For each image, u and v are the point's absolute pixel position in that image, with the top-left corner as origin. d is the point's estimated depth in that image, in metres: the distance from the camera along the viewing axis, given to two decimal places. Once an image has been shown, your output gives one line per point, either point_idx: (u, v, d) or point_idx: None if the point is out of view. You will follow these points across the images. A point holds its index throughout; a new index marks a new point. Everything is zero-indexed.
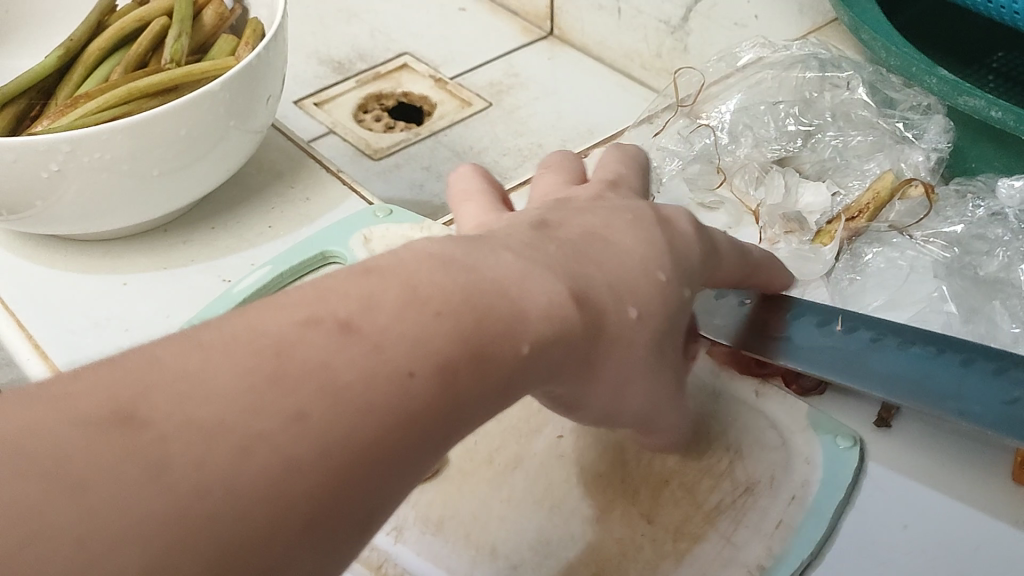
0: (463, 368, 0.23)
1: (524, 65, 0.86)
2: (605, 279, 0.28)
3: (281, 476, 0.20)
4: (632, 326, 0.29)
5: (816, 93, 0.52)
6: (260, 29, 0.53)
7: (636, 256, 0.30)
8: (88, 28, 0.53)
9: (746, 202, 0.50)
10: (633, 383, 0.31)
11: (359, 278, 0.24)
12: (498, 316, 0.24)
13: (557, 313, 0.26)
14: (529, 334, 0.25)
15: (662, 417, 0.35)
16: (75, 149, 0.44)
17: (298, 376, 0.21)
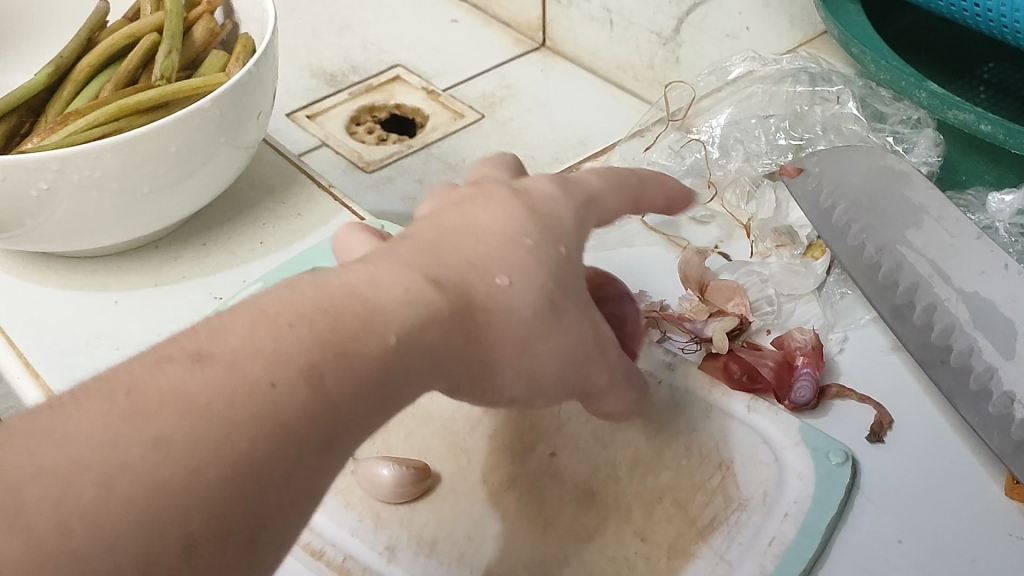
0: (331, 367, 0.24)
1: (516, 77, 0.86)
2: (464, 261, 0.29)
3: (152, 501, 0.21)
4: (504, 294, 0.29)
5: (806, 107, 0.51)
6: (250, 44, 0.53)
7: (496, 230, 0.31)
8: (77, 44, 0.53)
9: (737, 216, 0.51)
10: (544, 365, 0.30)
11: (282, 325, 0.24)
12: (354, 313, 0.25)
13: (421, 303, 0.27)
14: (393, 326, 0.26)
15: (601, 382, 0.33)
16: (64, 167, 0.44)
17: (152, 407, 0.22)
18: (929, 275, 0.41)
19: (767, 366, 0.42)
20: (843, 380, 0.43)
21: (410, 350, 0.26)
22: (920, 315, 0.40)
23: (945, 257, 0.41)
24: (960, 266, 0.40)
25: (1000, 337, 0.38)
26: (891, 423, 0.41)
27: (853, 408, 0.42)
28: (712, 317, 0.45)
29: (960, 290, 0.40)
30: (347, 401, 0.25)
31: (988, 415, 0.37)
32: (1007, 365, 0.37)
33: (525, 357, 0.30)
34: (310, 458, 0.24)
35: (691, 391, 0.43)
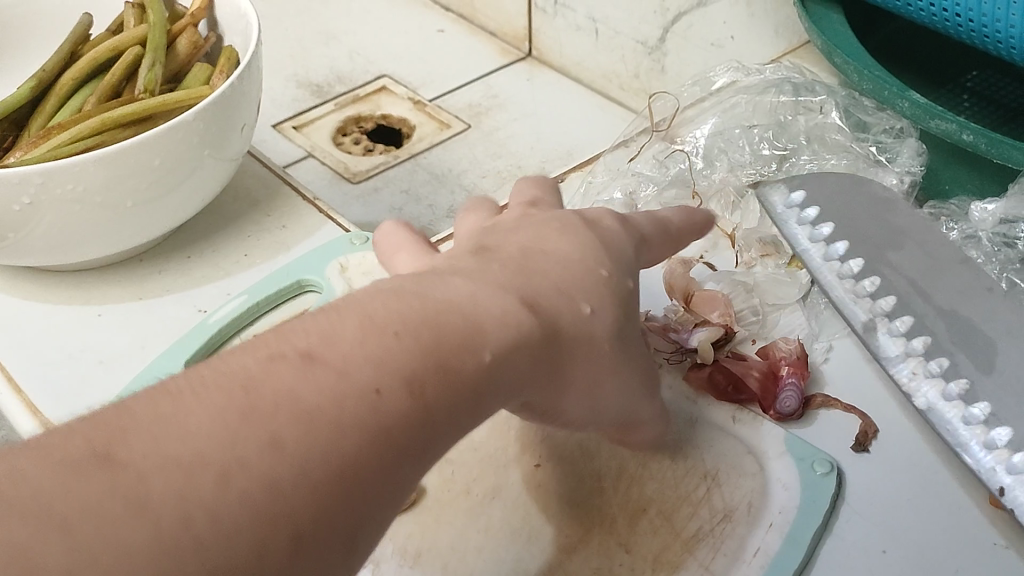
0: (429, 380, 0.25)
1: (503, 87, 0.86)
2: (551, 285, 0.30)
3: (264, 501, 0.21)
4: (588, 321, 0.31)
5: (790, 117, 0.51)
6: (234, 57, 0.53)
7: (575, 258, 0.32)
8: (60, 57, 0.53)
9: (722, 225, 0.51)
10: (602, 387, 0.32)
11: (388, 334, 0.25)
12: (455, 329, 0.26)
13: (514, 321, 0.28)
14: (490, 344, 0.27)
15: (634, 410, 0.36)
16: (47, 181, 0.44)
17: (267, 406, 0.23)
18: (909, 294, 0.41)
19: (753, 376, 0.42)
20: (829, 390, 0.43)
21: (510, 368, 0.28)
22: (897, 326, 0.40)
23: (927, 279, 0.41)
24: (947, 289, 0.40)
25: (979, 354, 0.38)
26: (875, 432, 0.41)
27: (838, 416, 0.42)
28: (697, 328, 0.45)
29: (943, 309, 0.40)
30: (439, 406, 0.25)
31: (964, 424, 0.37)
32: (983, 378, 0.37)
33: (588, 384, 0.32)
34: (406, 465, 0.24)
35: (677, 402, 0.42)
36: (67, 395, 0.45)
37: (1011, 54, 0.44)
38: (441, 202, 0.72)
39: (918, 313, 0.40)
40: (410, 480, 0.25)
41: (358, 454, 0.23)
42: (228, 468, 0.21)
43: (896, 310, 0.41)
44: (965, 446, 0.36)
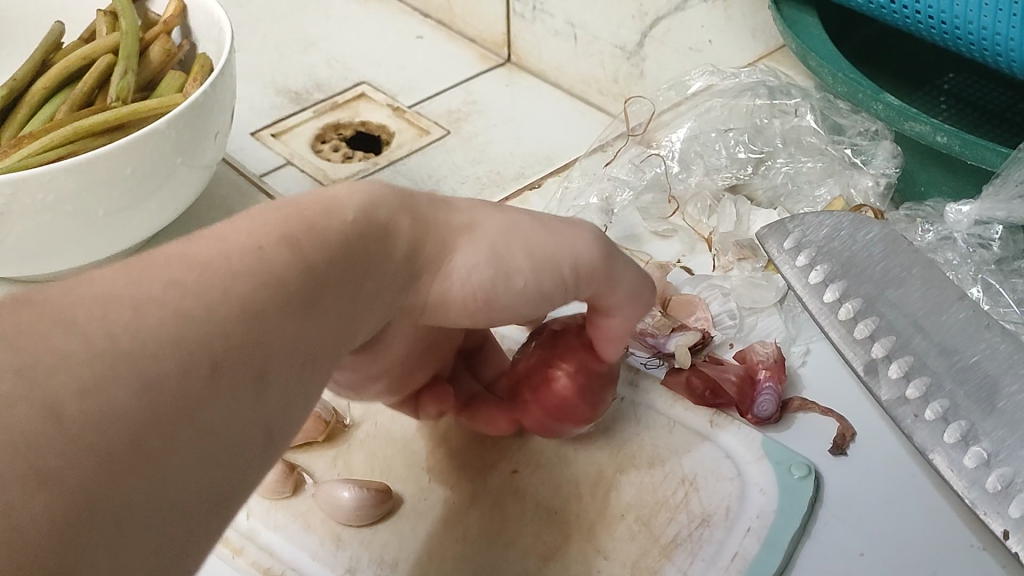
0: (302, 235, 0.27)
1: (481, 93, 0.86)
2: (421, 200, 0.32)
3: (178, 322, 0.23)
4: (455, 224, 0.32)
5: (766, 120, 0.51)
6: (208, 65, 0.53)
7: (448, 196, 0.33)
8: (32, 67, 0.53)
9: (699, 229, 0.51)
10: (513, 254, 0.32)
11: (253, 215, 0.27)
12: (315, 206, 0.29)
13: (368, 196, 0.30)
14: (346, 209, 0.29)
15: (591, 269, 0.33)
16: (17, 192, 0.44)
17: (157, 261, 0.24)
18: (910, 333, 0.39)
19: (730, 381, 0.42)
20: (805, 393, 0.43)
21: (383, 245, 0.30)
22: (895, 368, 0.39)
23: (928, 316, 0.39)
24: (945, 324, 0.39)
25: (981, 394, 0.37)
26: (853, 434, 0.41)
27: (816, 418, 0.42)
28: (675, 332, 0.45)
29: (941, 346, 0.39)
30: (323, 268, 0.27)
31: (965, 468, 0.36)
32: (985, 419, 0.36)
33: (487, 251, 0.31)
34: (297, 320, 0.26)
35: (655, 408, 0.42)
36: None
37: (984, 56, 0.44)
38: None
39: (916, 355, 0.39)
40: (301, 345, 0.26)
41: (254, 294, 0.25)
42: (139, 302, 0.23)
43: (894, 351, 0.39)
44: (970, 494, 0.35)
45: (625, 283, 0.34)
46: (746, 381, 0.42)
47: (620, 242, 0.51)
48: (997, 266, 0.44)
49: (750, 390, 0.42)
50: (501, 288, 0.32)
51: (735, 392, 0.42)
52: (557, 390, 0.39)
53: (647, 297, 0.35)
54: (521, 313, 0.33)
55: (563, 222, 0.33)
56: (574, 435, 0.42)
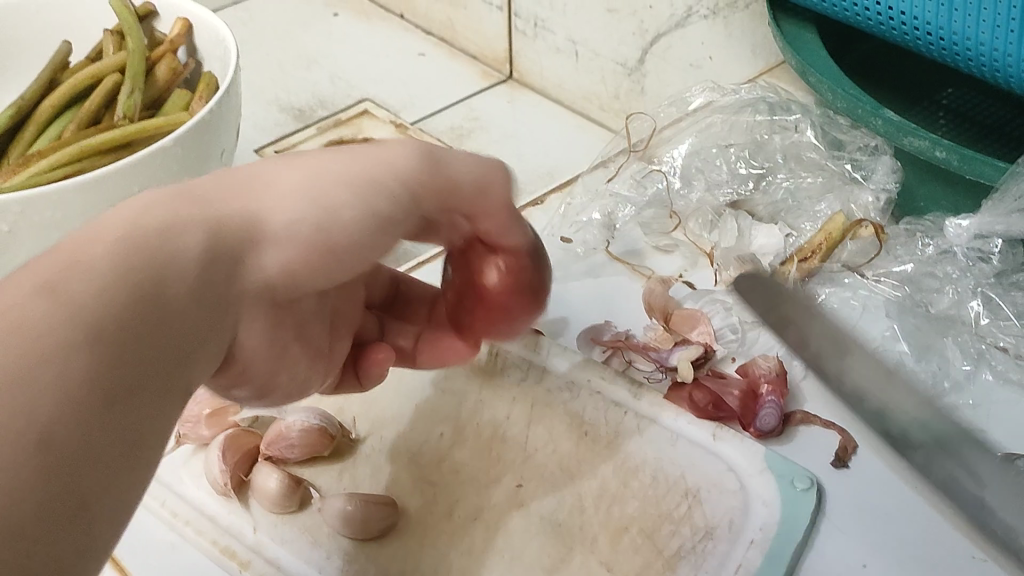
0: (73, 280, 0.25)
1: (483, 109, 0.88)
2: (215, 182, 0.30)
3: None
4: (265, 195, 0.30)
5: (767, 136, 0.51)
6: (213, 84, 0.53)
7: (253, 165, 0.31)
8: (39, 85, 0.53)
9: (700, 244, 0.51)
10: (331, 192, 0.30)
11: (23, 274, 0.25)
12: (93, 240, 0.26)
13: (152, 207, 0.27)
14: (129, 227, 0.26)
15: (412, 176, 0.31)
16: (25, 210, 0.44)
17: None
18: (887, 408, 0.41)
19: (733, 395, 0.43)
20: (808, 407, 0.43)
21: (182, 246, 0.27)
22: (885, 444, 0.41)
23: (903, 392, 0.42)
24: (916, 402, 0.41)
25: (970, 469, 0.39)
26: (855, 448, 0.41)
27: (819, 431, 0.42)
28: (677, 346, 0.45)
29: (923, 424, 0.40)
30: (106, 304, 0.25)
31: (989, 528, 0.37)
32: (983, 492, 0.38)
33: (303, 197, 0.30)
34: (90, 367, 0.24)
35: (657, 422, 0.43)
36: None
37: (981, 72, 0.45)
38: None
39: (883, 409, 0.41)
40: (116, 379, 0.25)
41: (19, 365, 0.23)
42: None
43: (880, 426, 0.41)
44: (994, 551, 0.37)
45: (461, 171, 0.32)
46: (749, 398, 0.43)
47: (622, 257, 0.51)
48: (996, 280, 0.45)
49: (752, 408, 0.42)
50: (331, 227, 0.30)
51: (738, 409, 0.42)
52: (491, 288, 0.36)
53: (501, 181, 0.33)
54: (369, 252, 0.32)
55: (375, 151, 0.31)
56: (577, 450, 0.42)
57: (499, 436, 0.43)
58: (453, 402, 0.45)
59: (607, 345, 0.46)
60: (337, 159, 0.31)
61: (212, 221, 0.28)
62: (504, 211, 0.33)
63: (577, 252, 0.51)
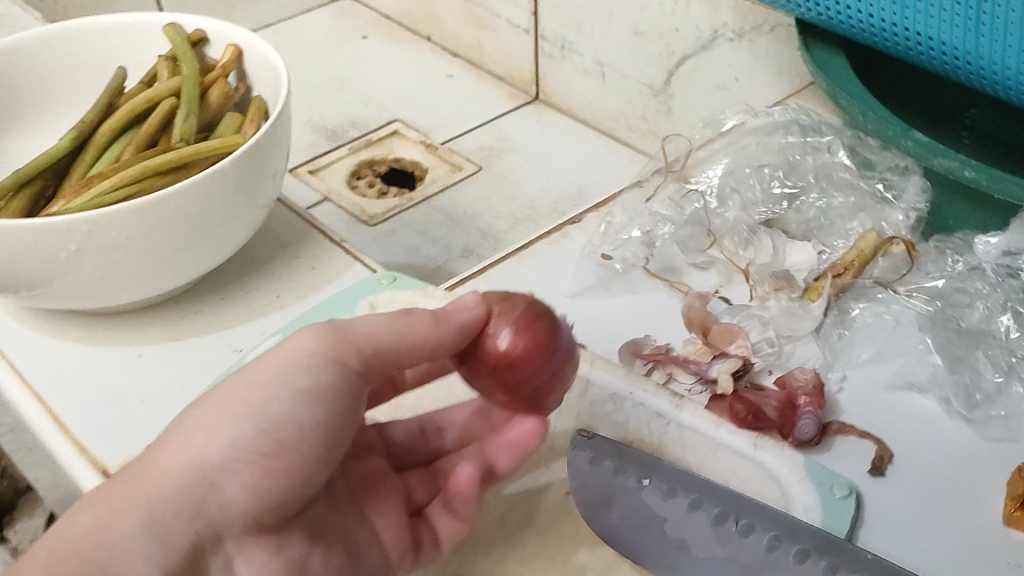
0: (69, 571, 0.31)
1: (513, 130, 0.92)
2: (178, 427, 0.35)
3: None
4: (215, 427, 0.34)
5: (799, 157, 0.53)
6: (263, 107, 0.55)
7: (205, 395, 0.36)
8: (98, 109, 0.55)
9: (736, 261, 0.52)
10: (267, 407, 0.35)
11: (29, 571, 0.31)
12: (83, 533, 0.32)
13: (126, 484, 0.33)
14: (107, 513, 0.33)
15: (323, 348, 0.36)
16: (92, 229, 0.46)
17: None
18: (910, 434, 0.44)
19: (772, 405, 0.45)
20: (845, 418, 0.45)
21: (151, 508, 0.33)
22: (916, 457, 0.43)
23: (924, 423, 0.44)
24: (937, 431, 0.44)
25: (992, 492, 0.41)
26: (891, 457, 0.43)
27: (856, 441, 0.44)
28: (717, 358, 0.47)
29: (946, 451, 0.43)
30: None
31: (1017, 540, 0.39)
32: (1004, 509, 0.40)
33: (248, 421, 0.35)
34: None
35: (699, 431, 0.44)
36: (117, 440, 0.46)
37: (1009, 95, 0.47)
38: (455, 243, 0.79)
39: (911, 432, 0.44)
40: None
41: None
42: None
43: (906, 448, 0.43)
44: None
45: (361, 326, 0.37)
46: (787, 407, 0.45)
47: (660, 273, 0.53)
48: None
49: (792, 417, 0.44)
50: (277, 435, 0.35)
51: (777, 417, 0.44)
52: (511, 352, 0.38)
53: (421, 317, 0.38)
54: (322, 433, 0.36)
55: (272, 351, 0.36)
56: None
57: (548, 445, 0.45)
58: None
59: (648, 359, 0.48)
60: (274, 363, 0.36)
61: (153, 503, 0.33)
62: (430, 328, 0.38)
63: (616, 270, 0.53)
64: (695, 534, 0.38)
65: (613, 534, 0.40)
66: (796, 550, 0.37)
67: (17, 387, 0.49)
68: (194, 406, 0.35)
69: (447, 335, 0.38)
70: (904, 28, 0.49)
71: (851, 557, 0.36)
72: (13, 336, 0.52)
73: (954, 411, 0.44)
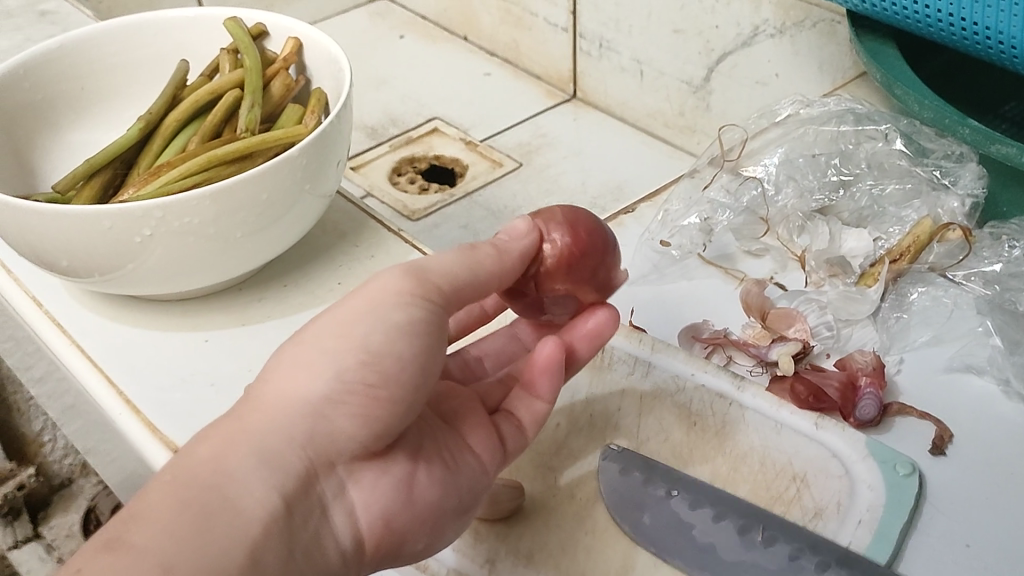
0: (186, 502, 0.31)
1: (551, 127, 0.93)
2: (278, 364, 0.35)
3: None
4: (318, 361, 0.34)
5: (852, 145, 0.53)
6: (324, 99, 0.56)
7: (302, 332, 0.36)
8: (164, 101, 0.57)
9: (791, 248, 0.54)
10: (367, 336, 0.34)
11: (153, 501, 0.31)
12: (198, 466, 0.32)
13: (238, 420, 0.34)
14: (221, 449, 0.33)
15: (411, 286, 0.36)
16: (166, 214, 0.47)
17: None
18: (968, 416, 0.45)
19: (832, 386, 0.45)
20: (904, 399, 0.46)
21: (265, 438, 0.33)
22: (976, 438, 0.44)
23: (984, 405, 0.45)
24: (998, 414, 0.44)
25: None
26: (951, 437, 0.44)
27: (917, 422, 0.45)
28: (776, 342, 0.48)
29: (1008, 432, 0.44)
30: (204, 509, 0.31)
31: None
32: None
33: (348, 350, 0.34)
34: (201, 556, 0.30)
35: (763, 412, 0.45)
36: (187, 421, 0.47)
37: None
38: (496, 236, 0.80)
39: (969, 417, 0.44)
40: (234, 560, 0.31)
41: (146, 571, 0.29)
42: None
43: (967, 428, 0.44)
44: None
45: (435, 265, 0.37)
46: (847, 388, 0.45)
47: (715, 261, 0.55)
48: None
49: (850, 399, 0.45)
50: (380, 362, 0.34)
51: (836, 399, 0.45)
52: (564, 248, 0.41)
53: (484, 253, 0.39)
54: (422, 364, 0.35)
55: (359, 293, 0.36)
56: (687, 438, 0.44)
57: (613, 425, 0.45)
58: (565, 394, 0.47)
59: (706, 342, 0.49)
60: (367, 299, 0.35)
61: (263, 435, 0.33)
62: (493, 261, 0.39)
63: (673, 256, 0.55)
64: (722, 539, 0.39)
65: (652, 532, 0.40)
66: (818, 560, 0.38)
67: (87, 370, 0.51)
68: (294, 344, 0.35)
69: (509, 263, 0.40)
70: (960, 19, 0.49)
71: (867, 569, 0.37)
72: (82, 321, 0.54)
73: (1013, 393, 0.45)
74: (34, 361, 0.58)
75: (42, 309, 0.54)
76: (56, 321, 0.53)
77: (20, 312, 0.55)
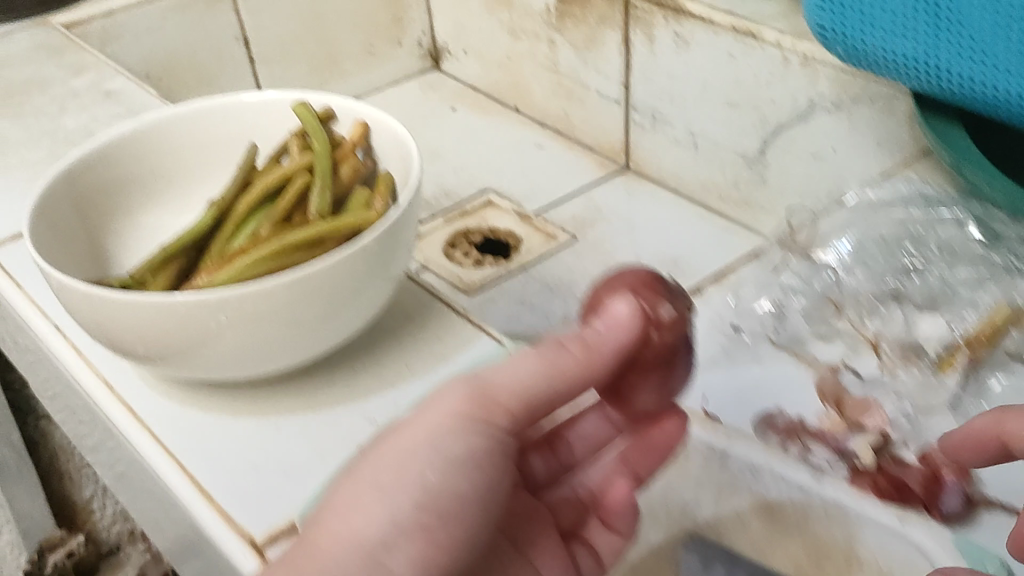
0: None
1: (603, 199, 0.94)
2: (332, 500, 0.37)
3: None
4: (374, 502, 0.36)
5: (925, 231, 0.66)
6: (391, 183, 0.57)
7: (357, 466, 0.38)
8: (235, 186, 0.58)
9: (863, 333, 0.62)
10: (425, 476, 0.37)
11: None
12: None
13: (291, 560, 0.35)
14: None
15: (468, 411, 0.38)
16: (241, 302, 0.48)
17: None
18: None
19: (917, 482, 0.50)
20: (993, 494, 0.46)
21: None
22: None
23: None
24: None
25: None
26: None
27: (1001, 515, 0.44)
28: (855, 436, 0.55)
29: None
30: None
31: None
32: None
33: (404, 492, 0.37)
34: None
35: None
36: (262, 510, 0.47)
37: None
38: (553, 310, 0.80)
39: None
40: None
41: None
42: None
43: None
44: None
45: (504, 381, 0.39)
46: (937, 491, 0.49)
47: (786, 344, 0.64)
48: None
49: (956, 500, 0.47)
50: (436, 502, 0.37)
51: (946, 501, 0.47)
52: (664, 321, 0.40)
53: (568, 353, 0.39)
54: (475, 498, 0.39)
55: (413, 419, 0.38)
56: None
57: None
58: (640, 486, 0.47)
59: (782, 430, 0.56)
60: (421, 435, 0.38)
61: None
62: (581, 364, 0.39)
63: (746, 343, 0.64)
64: None
65: None
66: None
67: (159, 457, 0.51)
68: (349, 479, 0.37)
69: (599, 360, 0.39)
70: None
71: None
72: (152, 406, 0.54)
73: None
74: (106, 444, 0.59)
75: (114, 393, 0.55)
76: (127, 406, 0.54)
77: (92, 396, 0.56)
